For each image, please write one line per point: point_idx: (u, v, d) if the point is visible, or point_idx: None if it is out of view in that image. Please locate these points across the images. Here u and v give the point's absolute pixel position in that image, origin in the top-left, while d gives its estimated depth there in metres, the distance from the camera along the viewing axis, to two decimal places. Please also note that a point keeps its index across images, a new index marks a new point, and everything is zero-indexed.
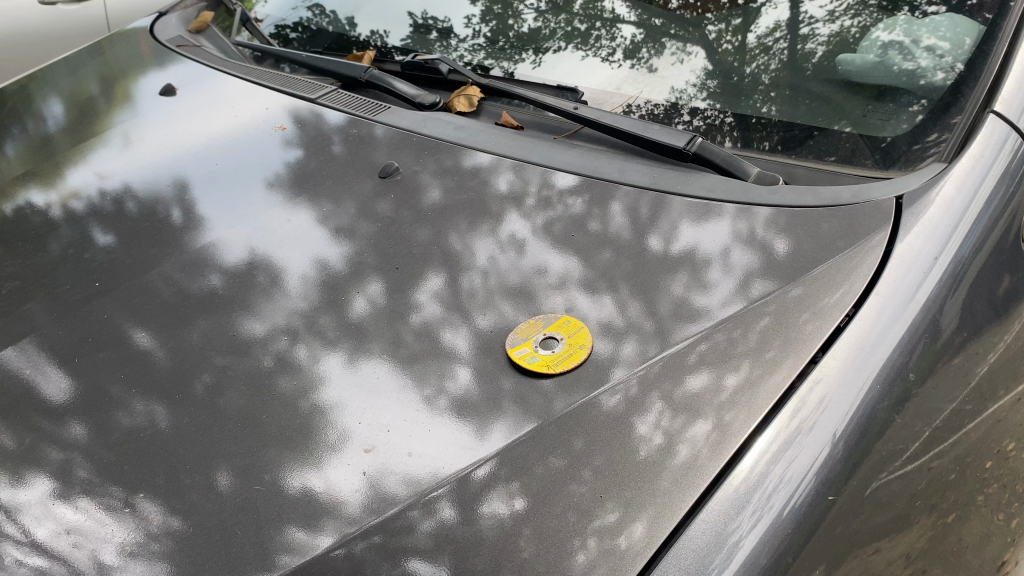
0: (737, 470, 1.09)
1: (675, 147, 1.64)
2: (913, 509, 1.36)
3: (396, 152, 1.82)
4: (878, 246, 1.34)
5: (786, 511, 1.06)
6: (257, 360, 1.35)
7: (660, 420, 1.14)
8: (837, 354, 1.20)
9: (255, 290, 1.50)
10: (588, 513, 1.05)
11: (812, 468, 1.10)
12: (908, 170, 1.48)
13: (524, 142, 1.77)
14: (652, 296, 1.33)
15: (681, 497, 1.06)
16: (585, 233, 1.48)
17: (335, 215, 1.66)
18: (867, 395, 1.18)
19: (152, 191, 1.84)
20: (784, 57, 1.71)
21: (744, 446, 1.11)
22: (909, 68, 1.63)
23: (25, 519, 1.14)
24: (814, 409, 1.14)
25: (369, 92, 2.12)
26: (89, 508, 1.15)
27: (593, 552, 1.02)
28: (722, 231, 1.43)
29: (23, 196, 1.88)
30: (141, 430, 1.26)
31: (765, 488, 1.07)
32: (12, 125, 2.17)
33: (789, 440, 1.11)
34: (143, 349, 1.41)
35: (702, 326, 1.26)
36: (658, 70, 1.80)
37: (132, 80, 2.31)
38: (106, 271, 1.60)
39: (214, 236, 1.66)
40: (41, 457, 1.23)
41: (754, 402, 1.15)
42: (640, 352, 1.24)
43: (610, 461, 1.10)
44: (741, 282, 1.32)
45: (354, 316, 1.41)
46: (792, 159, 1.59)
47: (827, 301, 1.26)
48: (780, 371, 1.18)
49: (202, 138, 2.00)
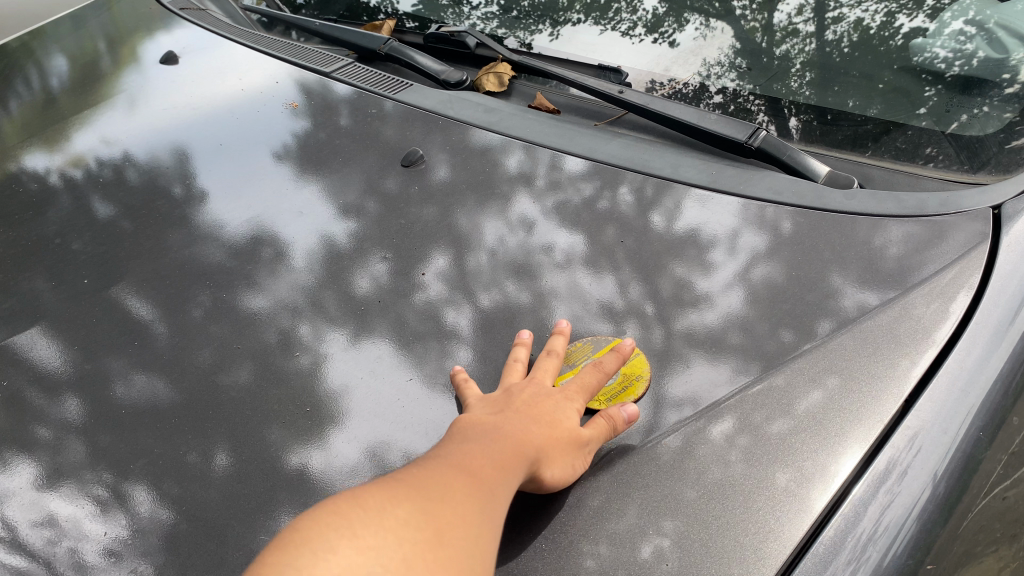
0: (829, 520, 0.85)
1: (736, 140, 1.38)
2: (989, 539, 1.12)
3: (405, 127, 1.55)
4: (977, 260, 1.11)
5: (887, 564, 0.83)
6: (259, 336, 1.16)
7: (681, 420, 0.97)
8: (934, 397, 0.95)
9: (260, 266, 1.29)
10: (600, 515, 0.88)
11: (914, 515, 0.86)
12: (1006, 175, 1.24)
13: (563, 130, 1.50)
14: (652, 276, 1.16)
15: (746, 555, 0.83)
16: (592, 212, 1.29)
17: (343, 188, 1.43)
18: (970, 437, 0.94)
19: (151, 155, 1.56)
20: (816, 41, 1.45)
21: (834, 495, 0.87)
22: (928, 59, 1.38)
23: (10, 510, 0.97)
24: (906, 448, 0.91)
25: (389, 67, 1.79)
26: (75, 499, 0.98)
27: (605, 557, 0.84)
28: (730, 210, 1.26)
29: (24, 157, 1.57)
30: (138, 405, 1.09)
31: (859, 536, 0.84)
32: (12, 79, 1.80)
33: (880, 482, 0.88)
34: (142, 320, 1.22)
35: (708, 317, 1.09)
36: (682, 46, 1.55)
37: (138, 41, 1.91)
38: (103, 229, 1.40)
39: (218, 210, 1.42)
40: (28, 435, 1.06)
41: (818, 434, 0.92)
42: (642, 339, 1.07)
43: (625, 467, 0.92)
44: (745, 266, 1.16)
45: (358, 293, 1.21)
46: (867, 159, 1.35)
47: (894, 322, 1.04)
48: (868, 421, 0.93)
49: (203, 95, 1.71)
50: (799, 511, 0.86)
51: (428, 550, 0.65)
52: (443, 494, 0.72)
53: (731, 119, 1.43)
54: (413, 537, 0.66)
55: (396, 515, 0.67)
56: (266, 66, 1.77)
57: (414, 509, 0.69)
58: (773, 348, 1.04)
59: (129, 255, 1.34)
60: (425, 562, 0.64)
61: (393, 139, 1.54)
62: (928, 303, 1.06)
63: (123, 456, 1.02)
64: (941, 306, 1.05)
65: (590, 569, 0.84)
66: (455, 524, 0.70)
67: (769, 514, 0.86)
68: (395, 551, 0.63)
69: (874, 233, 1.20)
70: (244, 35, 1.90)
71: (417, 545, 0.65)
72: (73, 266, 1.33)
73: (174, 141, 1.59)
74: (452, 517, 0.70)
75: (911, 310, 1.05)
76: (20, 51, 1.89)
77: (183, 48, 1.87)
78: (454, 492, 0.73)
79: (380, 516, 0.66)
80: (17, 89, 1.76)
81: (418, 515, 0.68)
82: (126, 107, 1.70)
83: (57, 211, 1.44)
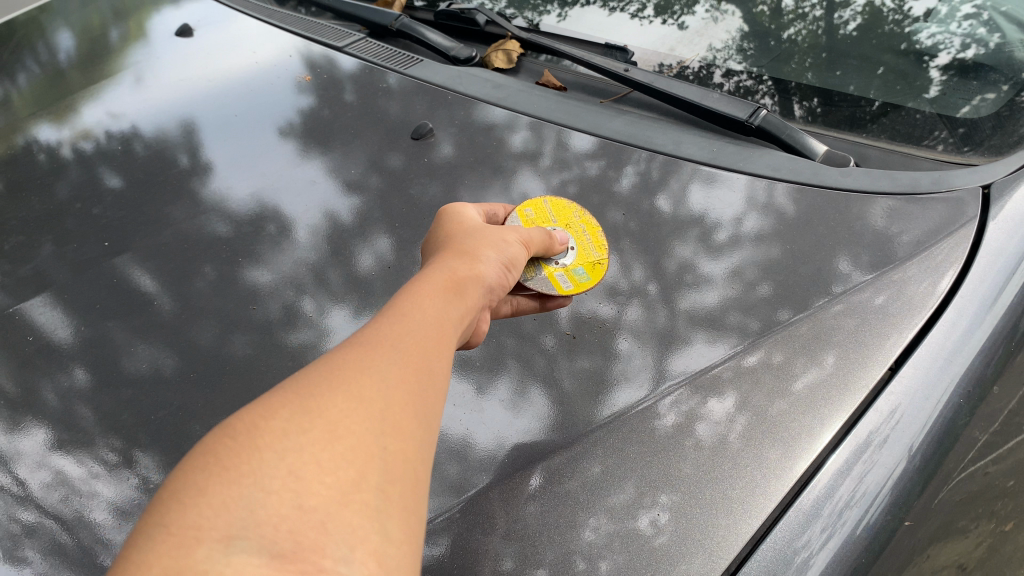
0: (806, 486, 0.89)
1: (736, 117, 1.41)
2: (967, 514, 1.17)
3: (409, 103, 1.58)
4: (962, 239, 1.14)
5: (860, 529, 0.88)
6: (262, 311, 1.20)
7: (680, 398, 0.98)
8: (917, 365, 1.00)
9: (262, 240, 1.32)
10: (600, 491, 0.89)
11: (891, 483, 0.92)
12: (995, 157, 1.28)
13: (569, 106, 1.53)
14: (657, 256, 1.18)
15: (732, 511, 0.87)
16: (603, 196, 1.30)
17: (346, 165, 1.45)
18: (947, 407, 0.99)
19: (157, 130, 1.59)
20: (823, 26, 1.47)
21: (812, 465, 0.91)
22: (932, 44, 1.41)
23: (23, 471, 1.01)
24: (885, 420, 0.95)
25: (399, 41, 1.82)
26: (83, 462, 1.01)
27: (603, 533, 0.86)
28: (737, 197, 1.26)
29: (30, 132, 1.60)
30: (143, 378, 1.12)
31: (836, 502, 0.88)
32: (17, 54, 1.82)
33: (859, 451, 0.92)
34: (147, 294, 1.26)
35: (708, 296, 1.11)
36: (690, 29, 1.57)
37: (144, 15, 1.93)
38: (111, 204, 1.43)
39: (222, 185, 1.45)
40: (38, 401, 1.10)
41: (797, 415, 0.95)
42: (644, 320, 1.09)
43: (625, 446, 0.93)
44: (735, 243, 1.19)
45: (361, 271, 1.24)
46: (862, 138, 1.38)
47: (884, 297, 1.08)
48: (855, 387, 0.97)
49: (211, 69, 1.74)
50: (775, 480, 0.90)
51: (328, 460, 0.56)
52: (346, 381, 0.62)
53: (734, 99, 1.45)
54: (304, 453, 0.56)
55: (276, 433, 0.57)
56: (275, 43, 1.80)
57: (301, 417, 0.59)
58: (774, 329, 1.05)
59: (137, 229, 1.38)
60: (328, 479, 0.56)
61: (400, 117, 1.56)
62: (920, 282, 1.09)
63: (127, 420, 1.06)
64: (931, 284, 1.08)
65: (589, 540, 0.86)
66: (362, 412, 0.60)
67: (750, 487, 0.89)
68: (280, 480, 0.54)
69: (870, 215, 1.22)
70: (260, 9, 1.93)
71: (312, 462, 0.56)
72: (80, 239, 1.36)
73: (179, 116, 1.62)
74: (357, 405, 0.61)
75: (905, 287, 1.08)
76: (28, 26, 1.92)
77: (198, 20, 1.90)
78: (358, 374, 0.63)
79: (256, 445, 0.56)
80: (25, 63, 1.79)
81: (307, 423, 0.58)
82: (133, 81, 1.73)
83: (64, 184, 1.48)
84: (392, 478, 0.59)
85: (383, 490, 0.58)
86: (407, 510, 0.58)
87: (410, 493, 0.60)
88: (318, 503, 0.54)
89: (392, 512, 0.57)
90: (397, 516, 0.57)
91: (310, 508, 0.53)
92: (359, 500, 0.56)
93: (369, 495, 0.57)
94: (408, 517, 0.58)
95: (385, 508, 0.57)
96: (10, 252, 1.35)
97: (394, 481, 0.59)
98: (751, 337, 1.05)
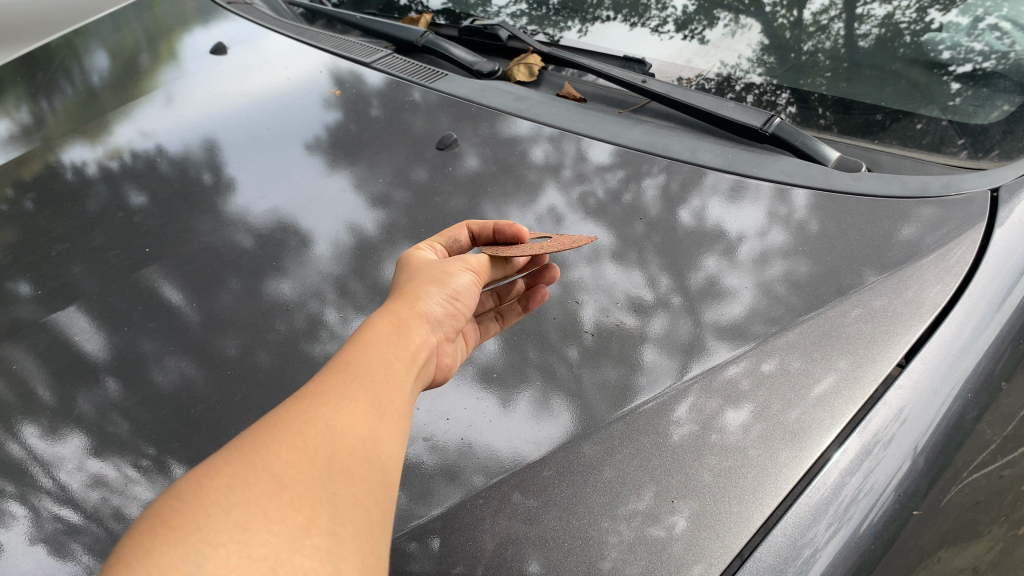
0: (809, 485, 0.92)
1: (751, 126, 1.44)
2: (982, 515, 1.19)
3: (432, 118, 1.63)
4: (972, 242, 1.18)
5: (863, 529, 0.90)
6: (288, 321, 1.24)
7: (695, 403, 1.01)
8: (926, 360, 1.03)
9: (288, 253, 1.37)
10: (618, 497, 0.92)
11: (896, 481, 0.94)
12: (1003, 162, 1.32)
13: (589, 117, 1.57)
14: (682, 271, 1.19)
15: (747, 496, 0.91)
16: (620, 206, 1.32)
17: (370, 179, 1.50)
18: (956, 402, 1.02)
19: (185, 148, 1.64)
20: (843, 37, 1.50)
21: (812, 465, 0.94)
22: (953, 55, 1.43)
23: (61, 473, 1.05)
24: (887, 422, 0.97)
25: (425, 58, 1.88)
26: (119, 465, 1.05)
27: (625, 539, 0.88)
28: (758, 212, 1.28)
29: (63, 150, 1.65)
30: (172, 388, 1.16)
31: (841, 502, 0.91)
32: (52, 75, 1.89)
33: (865, 449, 0.95)
34: (174, 307, 1.30)
35: (733, 308, 1.13)
36: (710, 42, 1.60)
37: (175, 37, 2.00)
38: (142, 220, 1.48)
39: (248, 201, 1.50)
40: (73, 408, 1.14)
41: (804, 425, 0.97)
42: (669, 334, 1.10)
43: (642, 450, 0.96)
44: (765, 260, 1.20)
45: (385, 283, 1.28)
46: (875, 146, 1.42)
47: (902, 300, 1.11)
48: (864, 380, 1.01)
49: (239, 88, 1.80)
50: (777, 478, 0.93)
51: (275, 511, 0.62)
52: (288, 435, 0.68)
53: (749, 107, 1.49)
54: (250, 507, 0.61)
55: (223, 491, 0.63)
56: (300, 62, 1.85)
57: (244, 475, 0.64)
58: (778, 331, 1.08)
59: (168, 244, 1.43)
60: (276, 527, 0.61)
61: (424, 132, 1.60)
62: (930, 289, 1.12)
63: (169, 412, 1.12)
64: (943, 289, 1.11)
65: (614, 548, 0.88)
66: (307, 463, 0.66)
67: (754, 486, 0.92)
68: (227, 533, 0.59)
69: (886, 227, 1.24)
70: (292, 28, 1.99)
71: (258, 513, 0.61)
72: (110, 255, 1.42)
73: (205, 134, 1.68)
74: (301, 457, 0.67)
75: (919, 292, 1.11)
76: (62, 47, 1.98)
77: (231, 39, 1.97)
78: (301, 426, 0.69)
79: (203, 505, 0.62)
80: (58, 84, 1.85)
81: (251, 479, 0.64)
82: (163, 100, 1.79)
83: (93, 200, 1.53)
84: (340, 521, 0.64)
85: (330, 532, 0.63)
86: (357, 547, 0.63)
87: (360, 532, 0.65)
88: (265, 549, 0.59)
89: (342, 552, 0.62)
90: (347, 554, 0.62)
91: (259, 555, 0.58)
92: (310, 544, 0.61)
93: (317, 538, 0.62)
94: (357, 553, 0.63)
95: (335, 548, 0.62)
96: (45, 267, 1.40)
97: (342, 523, 0.64)
98: (758, 341, 1.07)
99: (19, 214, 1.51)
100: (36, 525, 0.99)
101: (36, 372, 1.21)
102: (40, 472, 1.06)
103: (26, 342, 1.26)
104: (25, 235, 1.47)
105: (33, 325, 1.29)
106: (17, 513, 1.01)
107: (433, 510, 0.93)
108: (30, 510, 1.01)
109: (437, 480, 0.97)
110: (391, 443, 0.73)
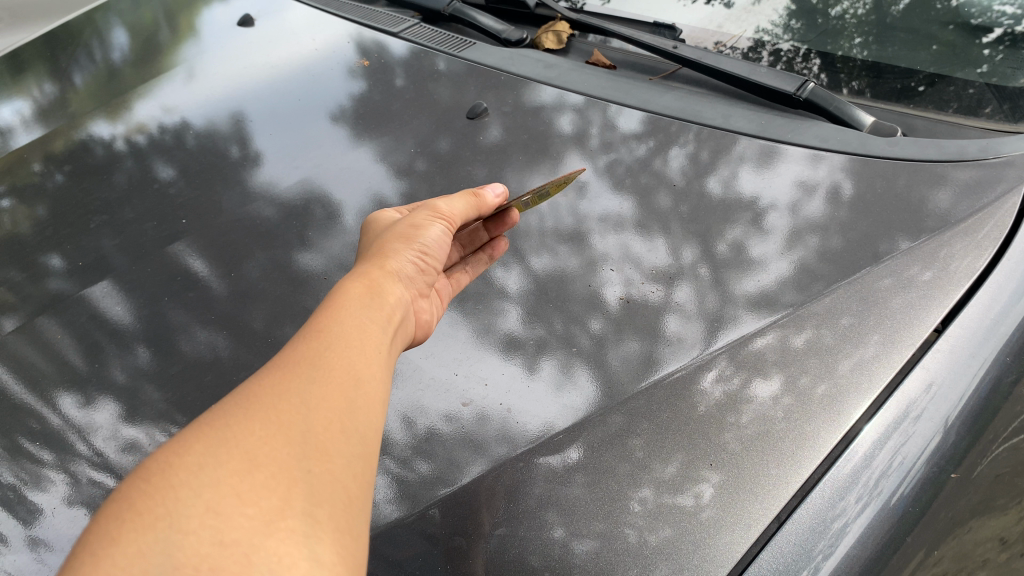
0: (842, 457, 0.92)
1: (785, 92, 1.43)
2: (1011, 486, 1.18)
3: (458, 87, 1.62)
4: (1012, 209, 1.17)
5: (894, 502, 0.91)
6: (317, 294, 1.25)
7: (724, 371, 1.01)
8: (964, 324, 1.04)
9: (314, 225, 1.38)
10: (645, 465, 0.92)
11: (928, 453, 0.95)
12: None
13: (619, 83, 1.56)
14: (709, 242, 1.19)
15: (785, 459, 0.92)
16: (648, 173, 1.31)
17: (395, 150, 1.50)
18: (992, 366, 1.03)
19: (208, 122, 1.65)
20: (871, 3, 1.49)
21: (844, 434, 0.94)
22: (993, 17, 1.40)
23: (96, 439, 1.07)
24: (920, 393, 0.98)
25: (452, 26, 1.87)
26: (153, 432, 1.07)
27: (651, 505, 0.89)
28: (787, 179, 1.27)
29: (87, 125, 1.67)
30: (202, 358, 1.18)
31: (873, 471, 0.91)
32: (75, 51, 1.90)
33: (896, 422, 0.95)
34: (202, 280, 1.32)
35: (766, 279, 1.12)
36: (737, 7, 1.58)
37: (197, 11, 2.00)
38: (168, 195, 1.50)
39: (274, 174, 1.51)
40: (107, 377, 1.16)
41: (840, 395, 0.96)
42: (697, 304, 1.10)
43: (672, 417, 0.97)
44: (797, 229, 1.19)
45: None
46: (910, 110, 1.41)
47: (935, 268, 1.10)
48: (901, 344, 1.01)
49: (263, 61, 1.80)
50: (812, 450, 0.93)
51: (248, 493, 0.59)
52: (260, 410, 0.66)
53: (781, 73, 1.48)
54: (221, 489, 0.59)
55: (193, 472, 0.60)
56: (324, 34, 1.86)
57: (214, 452, 0.61)
58: (806, 300, 1.08)
59: (194, 216, 1.44)
60: (249, 510, 0.58)
61: (449, 103, 1.59)
62: (963, 256, 1.11)
63: (209, 380, 1.14)
64: (978, 257, 1.11)
65: (638, 513, 0.89)
66: (280, 441, 0.64)
67: (790, 453, 0.93)
68: (197, 519, 0.57)
69: (925, 196, 1.21)
70: None
71: (230, 495, 0.58)
72: (140, 228, 1.43)
73: (230, 107, 1.69)
74: (274, 432, 0.64)
75: (951, 261, 1.10)
76: (85, 24, 1.99)
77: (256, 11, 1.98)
78: (273, 402, 0.67)
79: (171, 485, 0.59)
80: (80, 61, 1.86)
81: (223, 457, 0.61)
82: (187, 74, 1.80)
83: (120, 175, 1.55)
84: (316, 501, 0.61)
85: (307, 514, 0.60)
86: (335, 527, 0.61)
87: (337, 511, 0.62)
88: (238, 535, 0.56)
89: (318, 533, 0.59)
90: (323, 535, 0.60)
91: (231, 541, 0.56)
92: (285, 527, 0.58)
93: (292, 519, 0.59)
94: (335, 534, 0.61)
95: (311, 530, 0.59)
96: (73, 241, 1.42)
97: (317, 503, 0.61)
98: (792, 307, 1.07)
99: (46, 188, 1.53)
100: (74, 489, 1.01)
101: (69, 343, 1.23)
102: (77, 438, 1.08)
103: (58, 314, 1.28)
104: (53, 208, 1.49)
105: (65, 298, 1.31)
106: (54, 478, 1.03)
107: (465, 477, 0.94)
108: (68, 475, 1.03)
109: (467, 449, 0.98)
110: (368, 416, 0.72)
